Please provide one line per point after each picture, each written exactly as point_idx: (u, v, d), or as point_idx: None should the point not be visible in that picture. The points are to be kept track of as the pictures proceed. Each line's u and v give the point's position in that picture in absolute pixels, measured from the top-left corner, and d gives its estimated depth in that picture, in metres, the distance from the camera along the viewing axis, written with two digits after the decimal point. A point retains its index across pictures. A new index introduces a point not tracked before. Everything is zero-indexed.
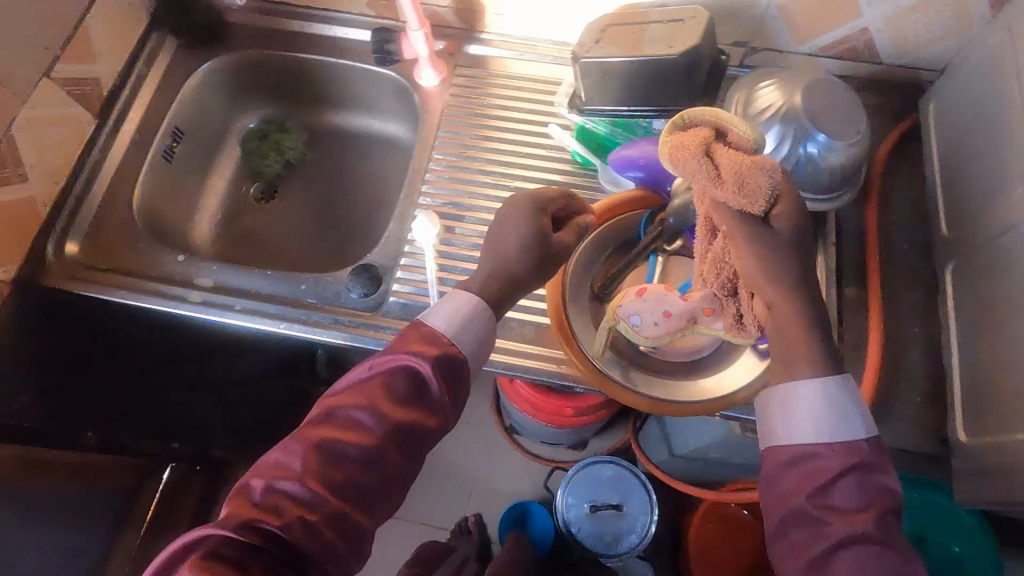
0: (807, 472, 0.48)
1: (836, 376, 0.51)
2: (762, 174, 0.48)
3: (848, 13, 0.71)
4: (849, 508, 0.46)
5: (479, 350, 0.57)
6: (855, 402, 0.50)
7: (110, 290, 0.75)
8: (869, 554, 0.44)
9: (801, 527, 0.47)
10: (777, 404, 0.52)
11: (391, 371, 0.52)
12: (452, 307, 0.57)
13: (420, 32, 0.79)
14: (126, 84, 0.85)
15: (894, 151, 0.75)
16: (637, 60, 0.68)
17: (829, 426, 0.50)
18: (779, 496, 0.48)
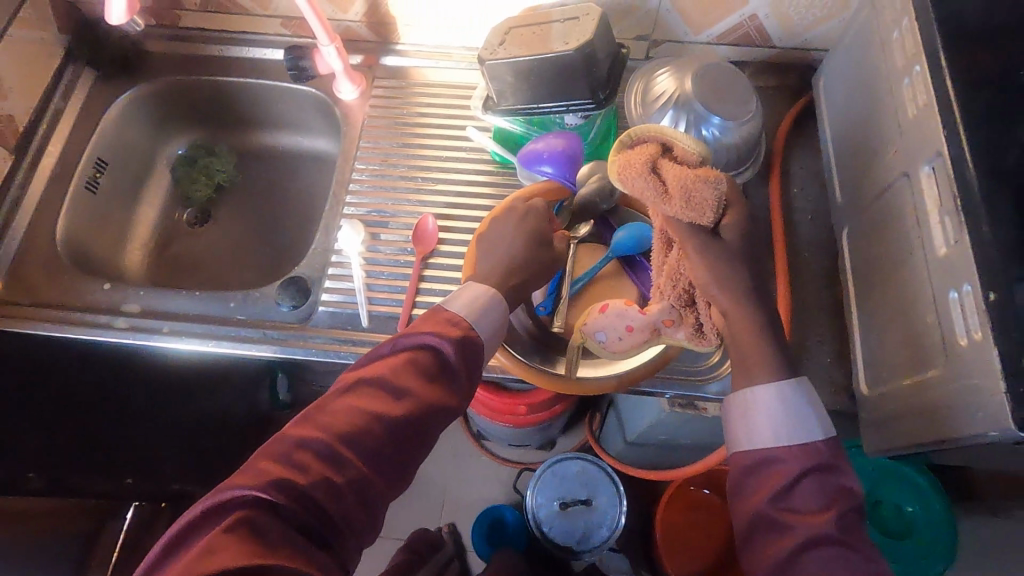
0: (770, 474, 0.51)
1: (794, 381, 0.54)
2: (707, 186, 0.54)
3: (734, 2, 0.74)
4: (811, 509, 0.47)
5: (493, 336, 0.58)
6: (814, 403, 0.53)
7: (33, 324, 0.74)
8: (833, 553, 0.45)
9: (768, 530, 0.48)
10: (737, 409, 0.55)
11: (419, 347, 0.53)
12: (472, 291, 0.59)
13: (331, 47, 0.81)
14: (43, 119, 0.85)
15: (793, 128, 0.78)
16: (537, 59, 0.70)
17: (787, 429, 0.52)
18: (748, 501, 0.50)
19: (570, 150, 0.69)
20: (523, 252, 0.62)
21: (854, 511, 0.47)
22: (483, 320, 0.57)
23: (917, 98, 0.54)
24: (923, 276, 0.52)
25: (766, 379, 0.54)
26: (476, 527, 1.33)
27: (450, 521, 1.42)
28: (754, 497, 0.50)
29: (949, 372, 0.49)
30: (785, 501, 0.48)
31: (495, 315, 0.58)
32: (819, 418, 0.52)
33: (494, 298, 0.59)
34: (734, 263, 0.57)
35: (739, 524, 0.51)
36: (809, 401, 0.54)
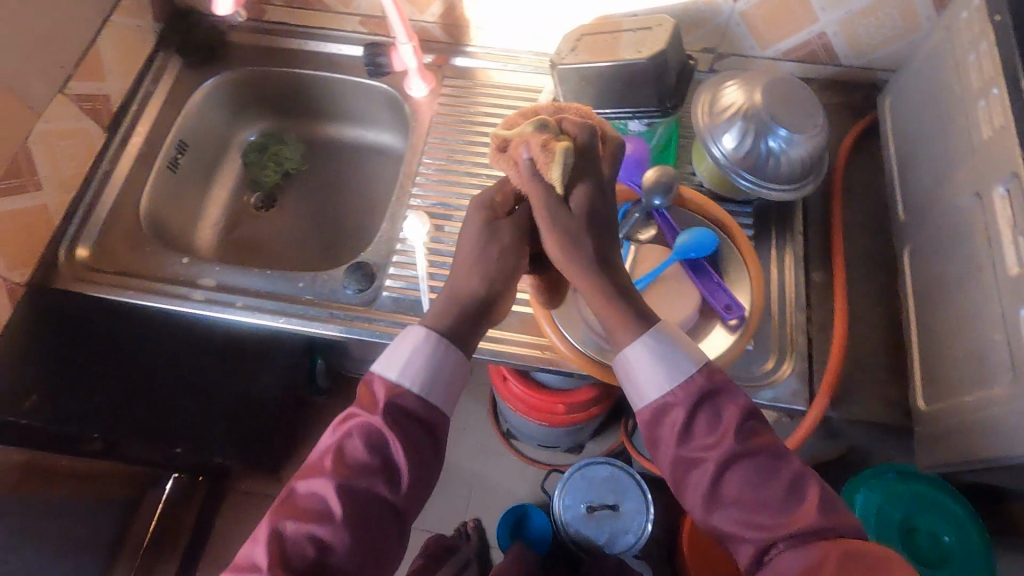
0: (668, 420, 0.54)
1: (652, 330, 0.57)
2: (538, 157, 0.54)
3: (805, 19, 0.76)
4: (710, 439, 0.52)
5: (438, 386, 0.56)
6: (673, 344, 0.56)
7: (119, 291, 0.79)
8: (743, 470, 0.51)
9: (687, 471, 0.53)
10: (622, 369, 0.57)
11: (346, 435, 0.54)
12: (408, 342, 0.57)
13: (408, 45, 0.84)
14: (134, 100, 0.91)
15: (857, 144, 0.79)
16: (608, 65, 0.73)
17: (666, 376, 0.55)
18: (664, 453, 0.54)
19: (637, 154, 0.73)
20: (502, 261, 0.58)
21: (747, 421, 0.52)
22: (427, 377, 0.56)
23: (993, 120, 0.55)
24: (993, 295, 0.53)
25: (629, 340, 0.56)
26: (502, 522, 1.33)
27: (476, 516, 1.42)
28: (664, 445, 0.54)
29: (1017, 388, 0.49)
30: (687, 440, 0.53)
31: (440, 368, 0.56)
32: (685, 354, 0.55)
33: (439, 345, 0.57)
34: (573, 245, 0.56)
35: (666, 472, 0.55)
36: (673, 341, 0.56)
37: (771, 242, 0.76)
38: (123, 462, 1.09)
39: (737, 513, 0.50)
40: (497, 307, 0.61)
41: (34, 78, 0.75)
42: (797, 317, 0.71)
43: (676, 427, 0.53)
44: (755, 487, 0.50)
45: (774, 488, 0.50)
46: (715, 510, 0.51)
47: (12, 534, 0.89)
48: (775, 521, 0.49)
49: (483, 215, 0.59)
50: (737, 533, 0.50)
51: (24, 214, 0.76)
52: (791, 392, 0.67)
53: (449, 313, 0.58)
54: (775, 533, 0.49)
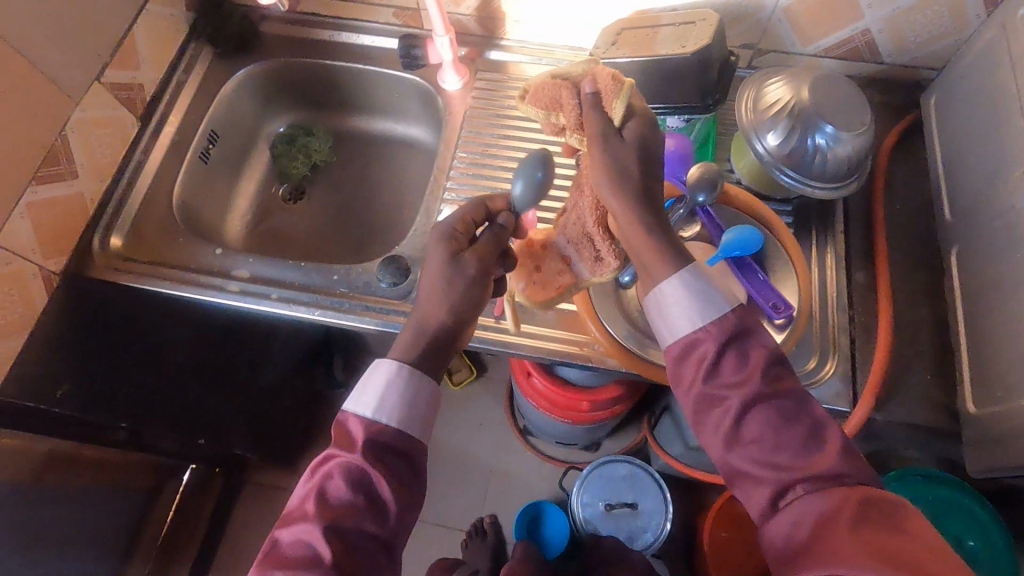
0: (696, 356, 0.51)
1: (690, 266, 0.52)
2: (599, 85, 0.55)
3: (849, 16, 0.75)
4: (736, 377, 0.49)
5: (416, 416, 0.56)
6: (711, 280, 0.52)
7: (153, 281, 0.79)
8: (767, 410, 0.48)
9: (709, 409, 0.50)
10: (654, 306, 0.53)
11: (326, 476, 0.52)
12: (377, 378, 0.56)
13: (445, 37, 0.84)
14: (166, 90, 0.91)
15: (899, 144, 0.78)
16: (650, 60, 0.71)
17: (703, 314, 0.51)
18: (687, 391, 0.51)
19: (680, 150, 0.73)
20: (465, 293, 0.58)
21: (776, 363, 0.49)
22: (403, 410, 0.55)
23: None
24: None
25: (666, 274, 0.52)
26: (519, 520, 1.31)
27: (493, 512, 1.41)
28: (687, 383, 0.51)
29: None
30: (713, 378, 0.49)
31: (414, 398, 0.56)
32: (723, 293, 0.51)
33: (411, 377, 0.56)
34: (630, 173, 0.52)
35: (686, 411, 0.52)
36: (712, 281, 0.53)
37: (811, 241, 0.75)
38: (142, 452, 1.10)
39: (755, 454, 0.48)
40: (464, 336, 0.61)
41: (72, 65, 0.74)
42: (839, 317, 0.70)
43: (703, 364, 0.50)
44: (778, 429, 0.47)
45: (796, 431, 0.47)
46: (733, 450, 0.48)
47: (40, 523, 0.89)
48: (794, 464, 0.46)
49: (446, 247, 0.59)
50: (752, 473, 0.48)
51: (60, 202, 0.76)
52: (835, 393, 0.67)
53: (416, 347, 0.58)
54: (793, 476, 0.46)
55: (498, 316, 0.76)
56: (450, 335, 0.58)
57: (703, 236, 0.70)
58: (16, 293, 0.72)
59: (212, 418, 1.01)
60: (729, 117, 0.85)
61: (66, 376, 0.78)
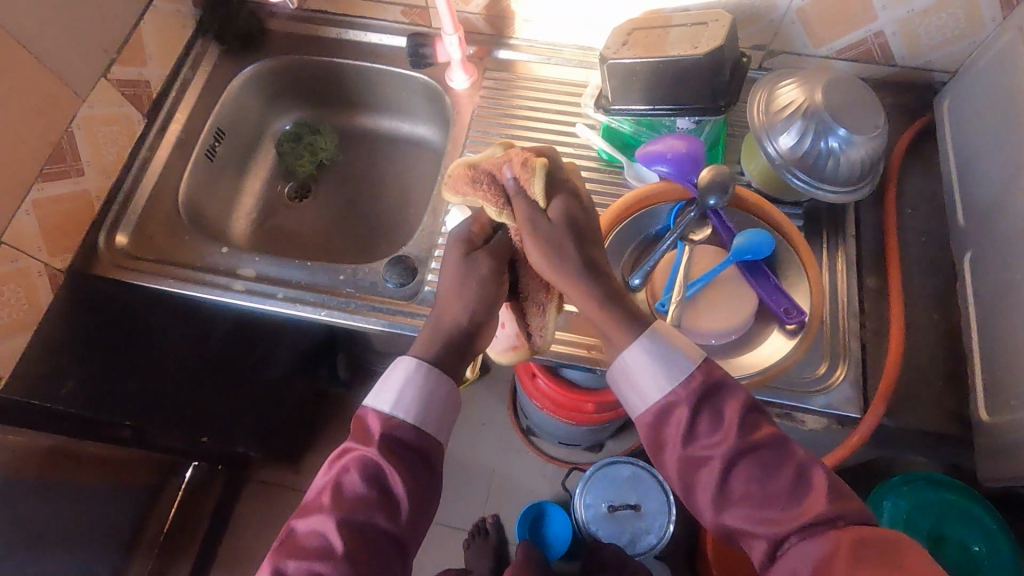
0: (670, 422, 0.50)
1: (646, 330, 0.52)
2: (517, 176, 0.54)
3: (863, 18, 0.74)
4: (713, 437, 0.48)
5: (434, 414, 0.55)
6: (669, 339, 0.52)
7: (158, 279, 0.79)
8: (748, 464, 0.47)
9: (693, 472, 0.49)
10: (620, 374, 0.53)
11: (343, 468, 0.52)
12: (398, 374, 0.55)
13: (454, 36, 0.83)
14: (173, 87, 0.90)
15: (911, 148, 0.77)
16: (662, 60, 0.71)
17: (667, 376, 0.50)
18: (669, 457, 0.50)
19: (692, 152, 0.69)
20: (479, 290, 0.57)
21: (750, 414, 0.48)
22: (421, 406, 0.54)
23: None
24: None
25: (627, 342, 0.52)
26: (521, 520, 1.31)
27: (495, 512, 1.40)
28: (667, 448, 0.50)
29: None
30: (691, 441, 0.48)
31: (432, 396, 0.55)
32: (681, 351, 0.51)
33: (426, 375, 0.55)
34: (562, 250, 0.53)
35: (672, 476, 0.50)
36: (670, 338, 0.52)
37: (822, 245, 0.75)
38: (140, 447, 1.09)
39: (746, 510, 0.46)
40: (485, 337, 0.60)
41: (79, 62, 0.74)
42: (850, 323, 0.70)
43: (679, 428, 0.49)
44: (762, 482, 0.46)
45: (781, 480, 0.46)
46: (724, 510, 0.47)
47: (44, 520, 0.89)
48: (785, 513, 0.45)
49: (462, 247, 0.59)
50: (749, 530, 0.46)
51: (66, 199, 0.76)
52: (845, 398, 0.66)
53: (433, 347, 0.57)
54: (785, 527, 0.45)
55: None
56: (466, 340, 0.58)
57: (714, 238, 0.70)
58: (22, 292, 0.72)
59: (218, 416, 1.01)
60: (740, 118, 0.84)
61: (73, 370, 0.78)
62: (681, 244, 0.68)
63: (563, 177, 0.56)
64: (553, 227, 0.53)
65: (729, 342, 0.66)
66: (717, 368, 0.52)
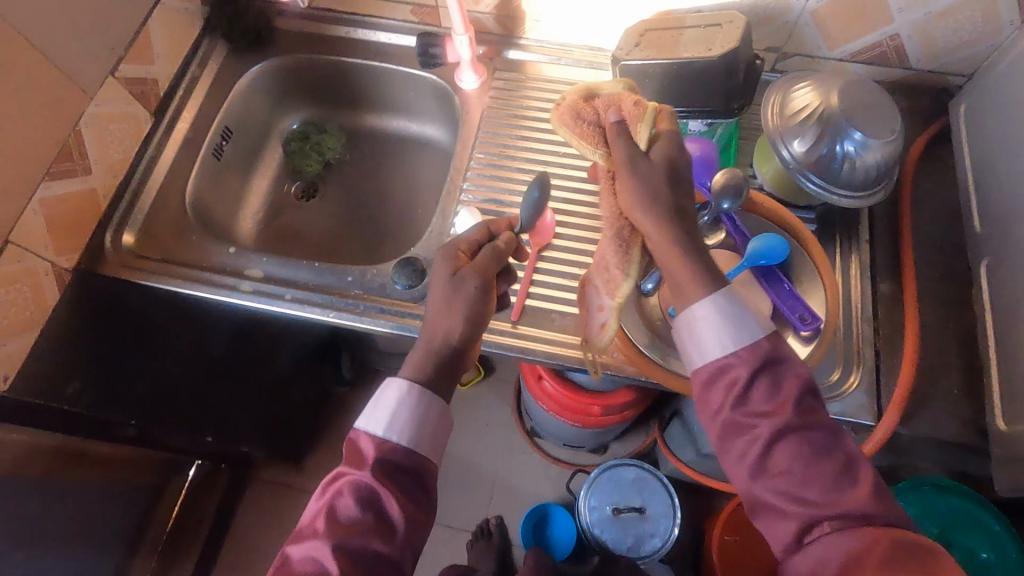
0: (725, 382, 0.50)
1: (722, 288, 0.53)
2: (629, 112, 0.60)
3: (878, 20, 0.73)
4: (766, 406, 0.48)
5: (426, 436, 0.55)
6: (745, 304, 0.52)
7: (165, 279, 0.78)
8: (797, 441, 0.47)
9: (735, 437, 0.49)
10: (684, 324, 0.54)
11: (337, 493, 0.51)
12: (389, 395, 0.56)
13: (464, 36, 0.82)
14: (181, 85, 0.89)
15: (926, 152, 0.77)
16: (674, 63, 0.70)
17: (733, 337, 0.51)
18: (714, 415, 0.50)
19: (704, 154, 0.72)
20: (468, 308, 0.58)
21: (810, 395, 0.48)
22: (413, 428, 0.55)
23: None
24: None
25: (700, 295, 0.53)
26: (525, 522, 1.30)
27: (498, 514, 1.40)
28: (715, 408, 0.50)
29: None
30: (742, 404, 0.49)
31: (424, 417, 0.55)
32: (754, 319, 0.52)
33: (419, 397, 0.55)
34: (657, 190, 0.55)
35: (712, 437, 0.51)
36: (744, 305, 0.53)
37: (836, 250, 0.74)
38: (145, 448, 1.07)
39: (780, 485, 0.46)
40: (471, 353, 0.61)
41: (87, 60, 0.73)
42: (863, 329, 0.69)
43: (733, 389, 0.49)
44: (807, 462, 0.46)
45: (827, 465, 0.46)
46: (758, 479, 0.47)
47: (46, 520, 0.89)
48: (822, 497, 0.45)
49: (449, 264, 0.61)
50: (778, 506, 0.47)
51: (72, 198, 0.75)
52: (858, 405, 0.66)
53: (425, 362, 0.58)
54: (821, 508, 0.45)
55: (515, 321, 0.75)
56: (453, 358, 0.59)
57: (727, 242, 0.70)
58: (28, 291, 0.71)
59: (221, 417, 1.00)
60: (753, 120, 0.83)
61: (79, 372, 0.77)
62: None
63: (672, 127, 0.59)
64: (651, 167, 0.56)
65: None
66: (784, 345, 0.52)
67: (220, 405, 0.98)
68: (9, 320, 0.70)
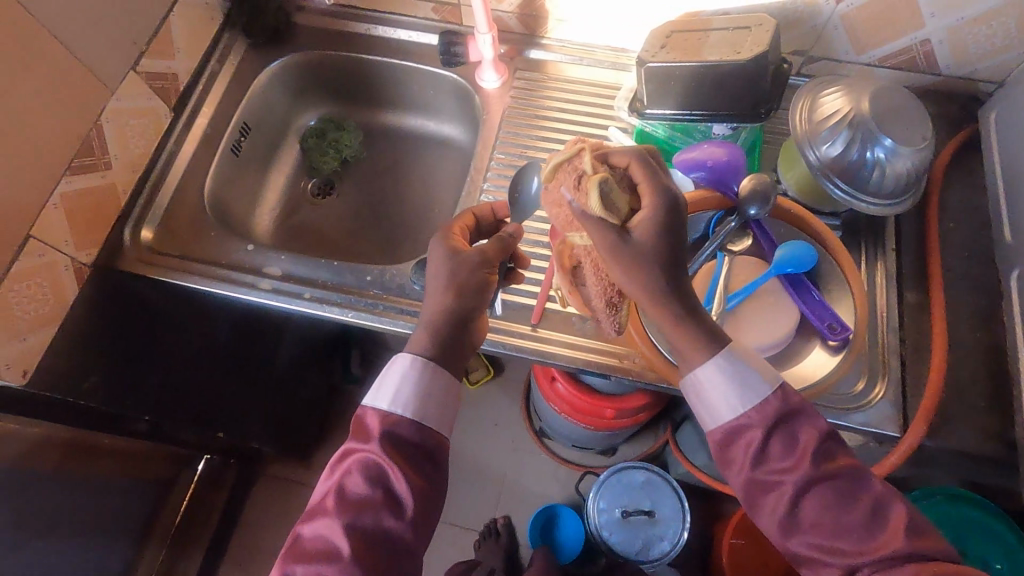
0: (741, 442, 0.51)
1: (722, 350, 0.53)
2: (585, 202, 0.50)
3: (910, 25, 0.72)
4: (786, 462, 0.48)
5: (433, 408, 0.53)
6: (748, 363, 0.52)
7: (184, 275, 0.78)
8: (821, 492, 0.47)
9: (763, 494, 0.49)
10: (691, 390, 0.54)
11: (346, 470, 0.51)
12: (395, 370, 0.54)
13: (487, 35, 0.82)
14: (201, 80, 0.89)
15: (955, 159, 0.76)
16: (701, 65, 0.69)
17: (741, 398, 0.51)
18: (736, 475, 0.51)
19: (732, 160, 0.68)
20: (470, 277, 0.57)
21: (827, 441, 0.49)
22: (419, 401, 0.53)
23: None
24: None
25: (701, 361, 0.53)
26: (533, 523, 1.29)
27: (506, 514, 1.39)
28: (737, 467, 0.51)
29: None
30: (761, 463, 0.49)
31: (429, 389, 0.53)
32: (759, 376, 0.52)
33: (424, 370, 0.53)
34: (646, 265, 0.50)
35: (740, 496, 0.51)
36: (747, 362, 0.53)
37: (861, 258, 0.73)
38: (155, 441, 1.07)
39: (814, 537, 0.47)
40: (479, 323, 0.58)
41: (110, 55, 0.73)
42: (889, 339, 0.68)
43: (750, 449, 0.50)
44: (836, 511, 0.46)
45: (856, 511, 0.46)
46: (792, 536, 0.48)
47: (58, 511, 0.89)
48: (857, 546, 0.45)
49: (446, 244, 0.59)
50: (817, 559, 0.47)
51: (93, 192, 0.75)
52: (883, 416, 0.65)
53: (429, 343, 0.55)
54: (858, 557, 0.45)
55: (535, 324, 0.74)
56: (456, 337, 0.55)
57: (753, 249, 0.69)
58: (48, 285, 0.71)
59: (233, 414, 1.00)
60: (778, 124, 0.82)
61: (95, 367, 0.77)
62: (720, 256, 0.68)
63: (648, 193, 0.51)
64: (636, 244, 0.50)
65: (773, 354, 0.65)
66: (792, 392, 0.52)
67: (232, 401, 0.98)
68: (30, 314, 0.69)
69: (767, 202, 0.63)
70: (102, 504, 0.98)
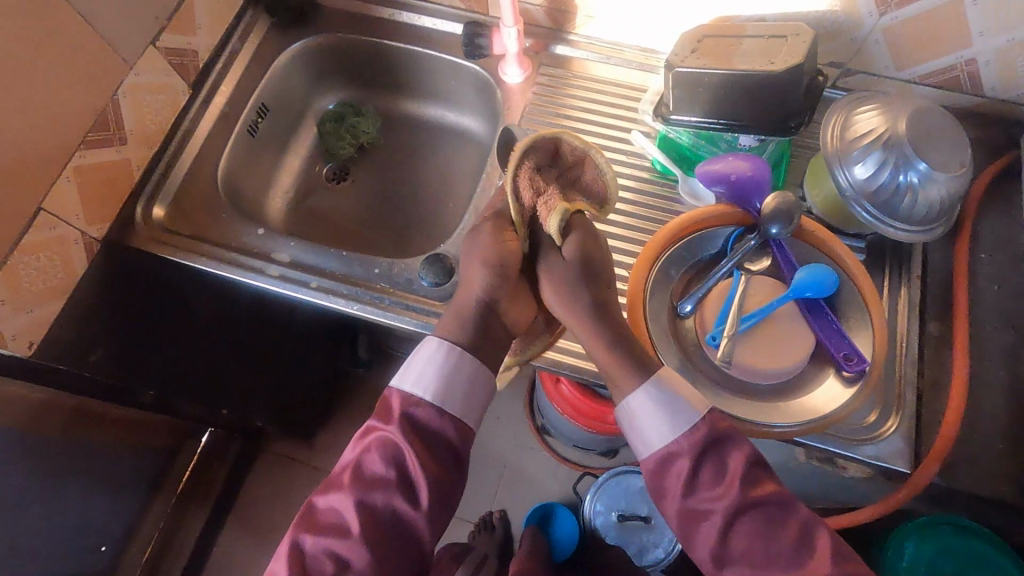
0: (674, 471, 0.58)
1: (652, 379, 0.60)
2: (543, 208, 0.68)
3: (955, 43, 0.69)
4: (716, 490, 0.56)
5: (462, 394, 0.62)
6: (675, 392, 0.59)
7: (190, 255, 0.77)
8: (751, 519, 0.54)
9: (697, 522, 0.56)
10: (627, 419, 0.61)
11: (368, 448, 0.60)
12: (425, 355, 0.63)
13: (513, 28, 0.79)
14: (222, 59, 0.88)
15: (992, 187, 0.72)
16: (730, 74, 0.66)
17: (671, 424, 0.58)
18: (672, 503, 0.58)
19: (757, 176, 0.66)
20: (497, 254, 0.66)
21: (752, 469, 0.56)
22: (443, 386, 0.61)
23: None
24: None
25: (631, 388, 0.60)
26: (528, 518, 1.25)
27: (503, 508, 1.38)
28: (671, 496, 0.58)
29: None
30: (695, 492, 0.56)
31: (455, 377, 0.62)
32: (687, 403, 0.59)
33: (451, 356, 0.62)
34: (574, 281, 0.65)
35: (675, 524, 0.59)
36: (675, 388, 0.60)
37: (884, 284, 0.71)
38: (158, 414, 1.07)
39: (746, 560, 0.54)
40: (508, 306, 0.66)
41: (130, 30, 0.72)
42: (907, 371, 0.66)
43: (682, 477, 0.57)
44: (764, 538, 0.54)
45: (782, 537, 0.54)
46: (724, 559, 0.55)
47: (56, 476, 0.89)
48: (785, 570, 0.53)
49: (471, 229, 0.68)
50: None
51: (105, 166, 0.74)
52: (893, 450, 0.63)
53: None
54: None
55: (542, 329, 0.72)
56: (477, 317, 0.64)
57: (772, 270, 0.68)
58: (57, 259, 0.70)
59: (236, 393, 1.01)
60: (808, 138, 0.79)
61: (99, 342, 0.77)
62: (737, 273, 0.66)
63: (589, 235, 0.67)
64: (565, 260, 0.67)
65: (783, 381, 0.64)
66: (720, 417, 0.59)
67: (235, 379, 0.98)
68: (41, 286, 0.69)
69: (795, 215, 0.63)
70: (101, 472, 0.99)
